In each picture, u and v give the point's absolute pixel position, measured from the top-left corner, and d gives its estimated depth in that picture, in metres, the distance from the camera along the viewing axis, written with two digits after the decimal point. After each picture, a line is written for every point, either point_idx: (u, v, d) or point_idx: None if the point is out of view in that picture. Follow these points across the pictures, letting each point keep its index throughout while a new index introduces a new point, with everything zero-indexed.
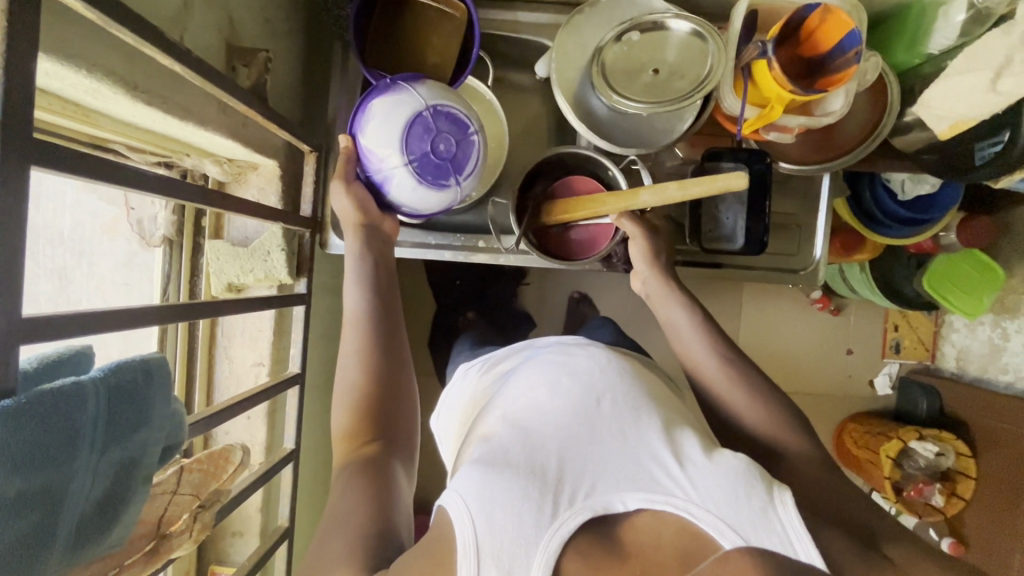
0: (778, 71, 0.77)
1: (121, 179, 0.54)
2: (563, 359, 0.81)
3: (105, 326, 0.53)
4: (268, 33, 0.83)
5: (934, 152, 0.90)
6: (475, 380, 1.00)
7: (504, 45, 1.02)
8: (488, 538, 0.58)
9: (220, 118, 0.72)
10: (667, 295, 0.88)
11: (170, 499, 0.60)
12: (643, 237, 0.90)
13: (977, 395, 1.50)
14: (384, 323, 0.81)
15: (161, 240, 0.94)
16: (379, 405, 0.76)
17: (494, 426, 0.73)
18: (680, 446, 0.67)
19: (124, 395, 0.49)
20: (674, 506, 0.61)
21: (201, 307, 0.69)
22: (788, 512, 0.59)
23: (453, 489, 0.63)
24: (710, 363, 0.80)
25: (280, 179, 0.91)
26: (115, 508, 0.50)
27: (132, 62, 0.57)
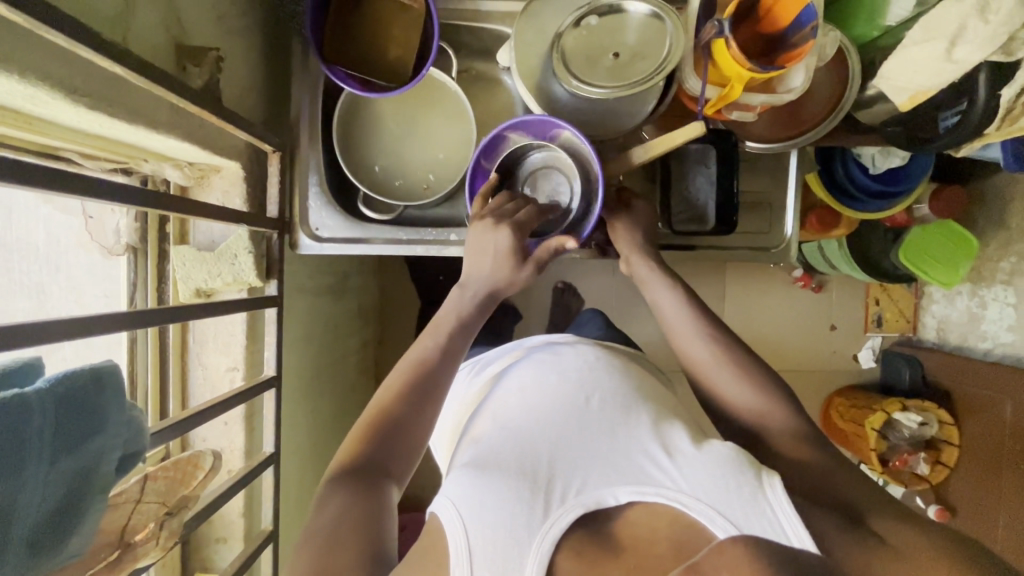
0: (737, 50, 0.77)
1: (64, 185, 0.52)
2: (553, 361, 0.83)
3: (56, 336, 0.52)
4: (221, 32, 0.81)
5: (899, 123, 0.92)
6: (465, 384, 1.00)
7: (466, 36, 1.01)
8: (481, 543, 0.59)
9: (173, 120, 0.70)
10: (652, 282, 0.87)
11: (133, 509, 0.60)
12: (621, 220, 0.91)
13: (956, 363, 1.52)
14: (446, 344, 0.80)
15: (124, 249, 0.89)
16: (418, 405, 0.75)
17: (483, 429, 0.75)
18: (668, 440, 0.68)
19: (72, 405, 0.48)
20: (666, 497, 0.61)
21: (163, 312, 0.68)
22: (777, 495, 0.59)
23: (443, 495, 0.65)
24: (695, 343, 0.80)
25: (244, 181, 0.90)
26: (74, 519, 0.49)
27: (70, 64, 0.55)
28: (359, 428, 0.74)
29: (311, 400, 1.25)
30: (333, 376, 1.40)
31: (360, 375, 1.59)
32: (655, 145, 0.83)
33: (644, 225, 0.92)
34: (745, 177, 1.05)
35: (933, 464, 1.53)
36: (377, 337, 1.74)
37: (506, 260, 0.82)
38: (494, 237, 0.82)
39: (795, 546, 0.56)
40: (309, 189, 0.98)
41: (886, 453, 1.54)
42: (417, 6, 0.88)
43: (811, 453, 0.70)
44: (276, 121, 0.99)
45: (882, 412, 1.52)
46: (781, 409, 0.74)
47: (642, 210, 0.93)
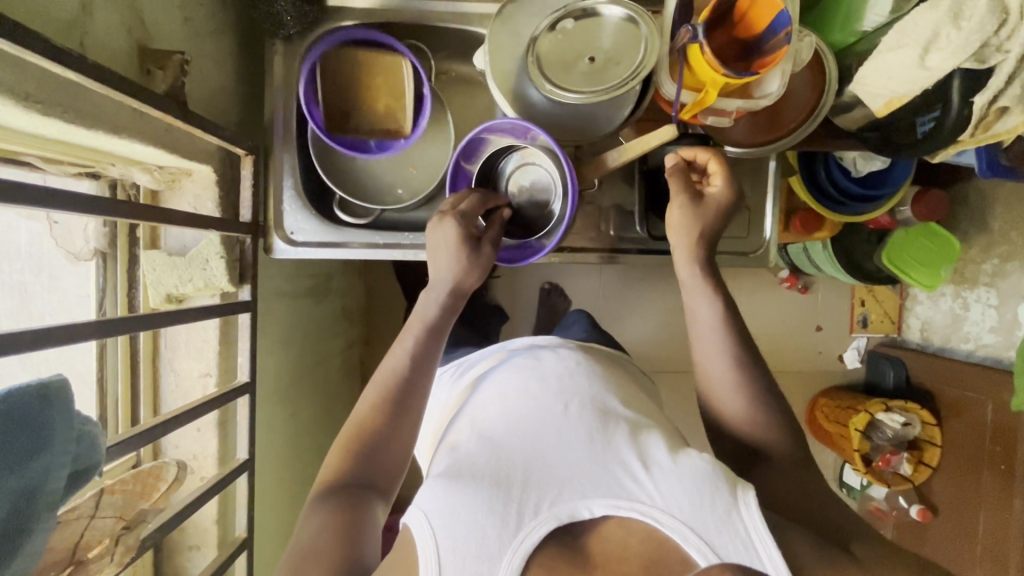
0: (710, 55, 0.76)
1: (15, 196, 0.51)
2: (533, 367, 0.82)
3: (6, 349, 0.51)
4: (190, 33, 0.79)
5: (877, 130, 0.92)
6: (449, 387, 0.99)
7: (444, 37, 1.00)
8: (451, 562, 0.58)
9: (137, 125, 0.69)
10: (703, 290, 0.78)
11: (86, 524, 0.58)
12: (683, 201, 0.79)
13: (939, 365, 1.53)
14: (418, 352, 0.80)
15: (92, 254, 0.87)
16: (391, 418, 0.75)
17: (462, 436, 0.74)
18: (645, 449, 0.67)
19: (16, 425, 0.47)
20: (640, 512, 0.61)
21: (128, 321, 0.66)
22: (751, 515, 0.59)
23: (417, 504, 0.64)
24: (718, 362, 0.75)
25: (216, 185, 0.88)
26: (17, 541, 0.48)
27: (23, 70, 0.53)
28: (338, 444, 0.75)
29: (290, 404, 1.24)
30: (315, 378, 1.39)
31: (343, 378, 1.57)
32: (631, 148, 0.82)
33: (708, 223, 0.79)
34: None
35: (916, 464, 1.54)
36: (361, 339, 1.72)
37: (454, 251, 0.80)
38: (441, 232, 0.81)
39: (765, 570, 0.57)
40: (285, 192, 0.97)
41: (869, 453, 1.55)
42: (405, 65, 0.89)
43: (792, 467, 0.70)
44: (251, 124, 0.98)
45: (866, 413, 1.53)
46: (762, 422, 0.72)
47: (716, 197, 0.80)
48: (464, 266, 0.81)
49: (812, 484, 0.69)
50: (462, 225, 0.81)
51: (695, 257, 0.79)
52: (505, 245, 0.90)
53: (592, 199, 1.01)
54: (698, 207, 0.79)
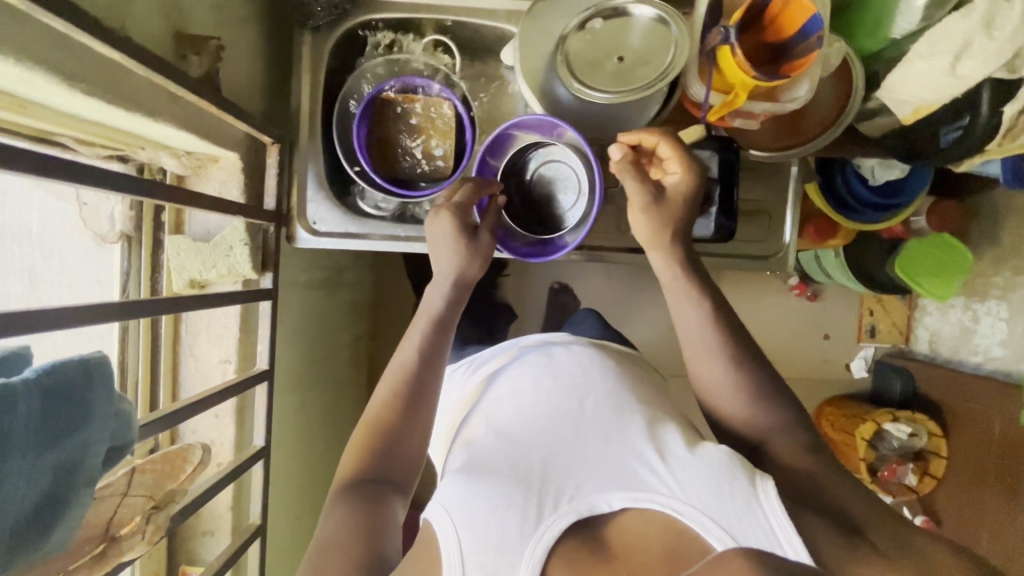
0: (741, 57, 0.76)
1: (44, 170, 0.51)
2: (546, 363, 0.82)
3: (41, 326, 0.52)
4: (222, 20, 0.80)
5: (899, 137, 0.92)
6: (461, 383, 0.99)
7: (470, 33, 1.00)
8: (474, 554, 0.59)
9: (170, 109, 0.69)
10: (687, 292, 0.78)
11: (119, 501, 0.58)
12: (646, 202, 0.78)
13: (947, 376, 1.53)
14: (425, 347, 0.79)
15: (118, 237, 0.88)
16: (404, 412, 0.76)
17: (476, 432, 0.75)
18: (662, 442, 0.67)
19: (57, 398, 0.47)
20: (659, 503, 0.61)
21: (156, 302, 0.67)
22: (770, 500, 0.59)
23: (436, 500, 0.64)
24: (716, 365, 0.75)
25: (242, 172, 0.89)
26: (57, 513, 0.48)
27: (68, 49, 0.54)
28: (354, 441, 0.75)
29: (301, 395, 1.24)
30: (326, 370, 1.39)
31: (352, 371, 1.58)
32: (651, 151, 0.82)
33: (675, 217, 0.78)
34: (746, 185, 1.05)
35: (921, 475, 1.54)
36: (371, 333, 1.72)
37: (452, 242, 0.81)
38: (438, 224, 0.81)
39: (788, 557, 0.56)
40: (308, 182, 0.97)
41: (875, 462, 1.55)
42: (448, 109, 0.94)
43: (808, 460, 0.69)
44: (276, 114, 0.98)
45: (872, 422, 1.53)
46: (770, 417, 0.72)
47: (678, 189, 0.78)
48: (461, 257, 0.81)
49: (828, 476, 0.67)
50: (460, 214, 0.81)
51: (673, 257, 0.79)
52: (525, 240, 0.90)
53: (612, 199, 1.01)
54: (662, 203, 0.78)
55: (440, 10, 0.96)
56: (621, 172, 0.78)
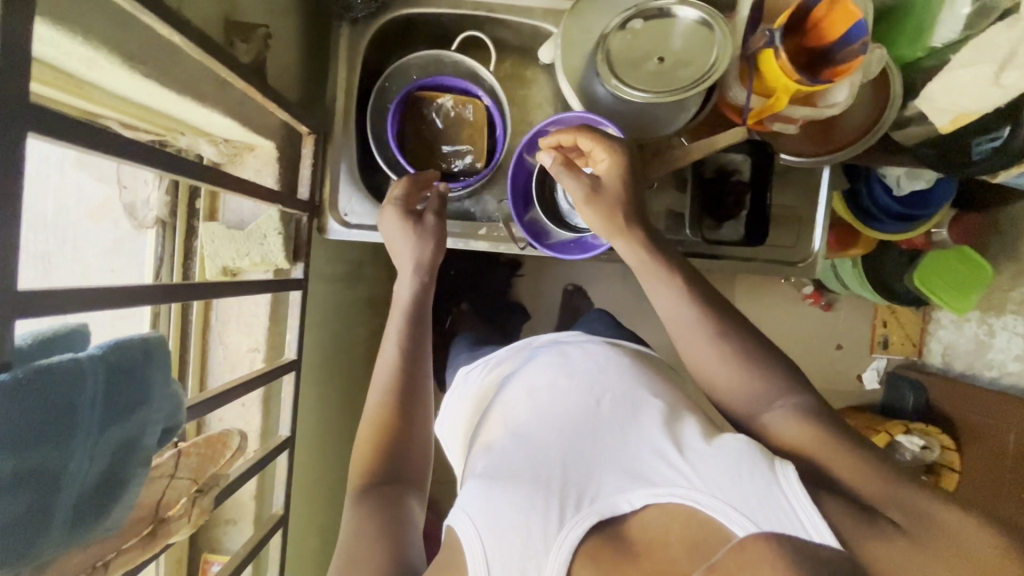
0: (785, 61, 0.77)
1: (151, 156, 0.51)
2: (561, 359, 0.77)
3: (105, 301, 0.46)
4: (268, 9, 0.80)
5: (933, 146, 0.92)
6: (480, 381, 0.94)
7: (504, 31, 1.01)
8: (498, 556, 0.56)
9: (217, 94, 0.70)
10: (657, 273, 0.69)
11: (167, 483, 0.54)
12: (585, 196, 0.72)
13: (964, 390, 1.49)
14: (405, 342, 0.80)
15: (154, 222, 0.88)
16: (401, 412, 0.75)
17: (495, 434, 0.71)
18: (678, 435, 0.63)
19: (125, 374, 0.42)
20: (681, 497, 0.56)
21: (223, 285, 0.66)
22: (792, 486, 0.52)
23: (459, 507, 0.62)
24: (710, 348, 0.65)
25: (277, 161, 0.89)
26: (116, 494, 0.43)
27: (132, 31, 0.54)
28: (361, 450, 0.73)
29: (322, 388, 1.24)
30: (345, 364, 1.38)
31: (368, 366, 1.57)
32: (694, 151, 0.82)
33: (620, 200, 0.71)
34: (776, 191, 1.04)
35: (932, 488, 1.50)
36: None
37: (402, 232, 0.84)
38: (386, 221, 0.86)
39: (814, 541, 0.49)
40: (340, 175, 0.97)
41: None
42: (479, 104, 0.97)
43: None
44: (311, 105, 0.99)
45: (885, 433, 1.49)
46: (771, 402, 0.63)
47: (613, 176, 0.72)
48: (415, 242, 0.84)
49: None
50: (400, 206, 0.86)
51: (636, 240, 0.71)
52: (559, 238, 0.90)
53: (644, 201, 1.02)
54: (599, 193, 0.72)
55: (479, 5, 0.96)
56: (556, 176, 0.74)
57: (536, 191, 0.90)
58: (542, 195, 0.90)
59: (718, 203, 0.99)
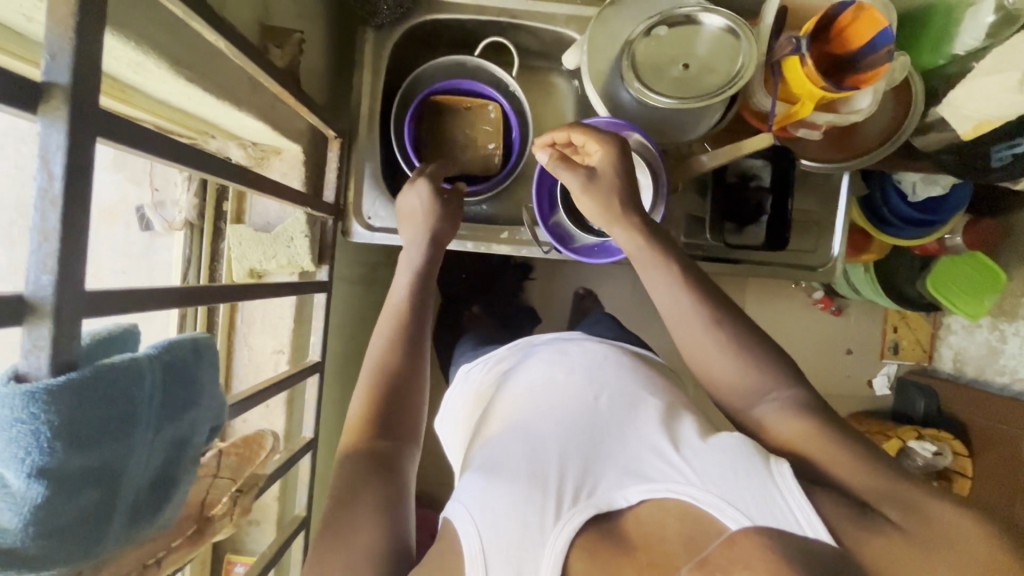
0: (812, 68, 0.78)
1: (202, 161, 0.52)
2: (558, 356, 0.74)
3: (153, 302, 0.46)
4: (298, 14, 0.81)
5: (954, 152, 0.92)
6: (477, 375, 0.89)
7: (526, 36, 1.02)
8: (495, 546, 0.52)
9: (252, 98, 0.70)
10: (654, 263, 0.67)
11: (210, 483, 0.55)
12: (583, 189, 0.71)
13: (974, 395, 1.44)
14: (415, 293, 0.75)
15: (182, 225, 0.89)
16: (410, 353, 0.70)
17: (493, 428, 0.67)
18: (675, 434, 0.60)
19: (178, 375, 0.43)
20: (676, 492, 0.53)
21: (259, 288, 0.66)
22: (788, 484, 0.51)
23: (455, 499, 0.58)
24: (712, 345, 0.62)
25: (304, 165, 0.89)
26: (169, 491, 0.43)
27: (179, 36, 0.54)
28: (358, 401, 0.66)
29: (340, 389, 1.24)
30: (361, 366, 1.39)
31: None
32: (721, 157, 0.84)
33: (618, 190, 0.70)
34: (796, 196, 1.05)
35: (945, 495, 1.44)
36: None
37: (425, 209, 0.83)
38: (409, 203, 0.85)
39: (807, 537, 0.48)
40: (364, 179, 0.98)
41: None
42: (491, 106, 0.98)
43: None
44: (336, 109, 1.00)
45: (895, 438, 1.43)
46: (762, 394, 0.60)
47: (608, 166, 0.71)
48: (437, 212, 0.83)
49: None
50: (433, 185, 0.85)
51: (634, 226, 0.69)
52: (584, 242, 0.90)
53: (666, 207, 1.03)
54: (595, 182, 0.70)
55: (504, 10, 0.97)
56: (553, 172, 0.72)
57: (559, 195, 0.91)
58: (566, 198, 0.91)
59: (739, 208, 1.01)
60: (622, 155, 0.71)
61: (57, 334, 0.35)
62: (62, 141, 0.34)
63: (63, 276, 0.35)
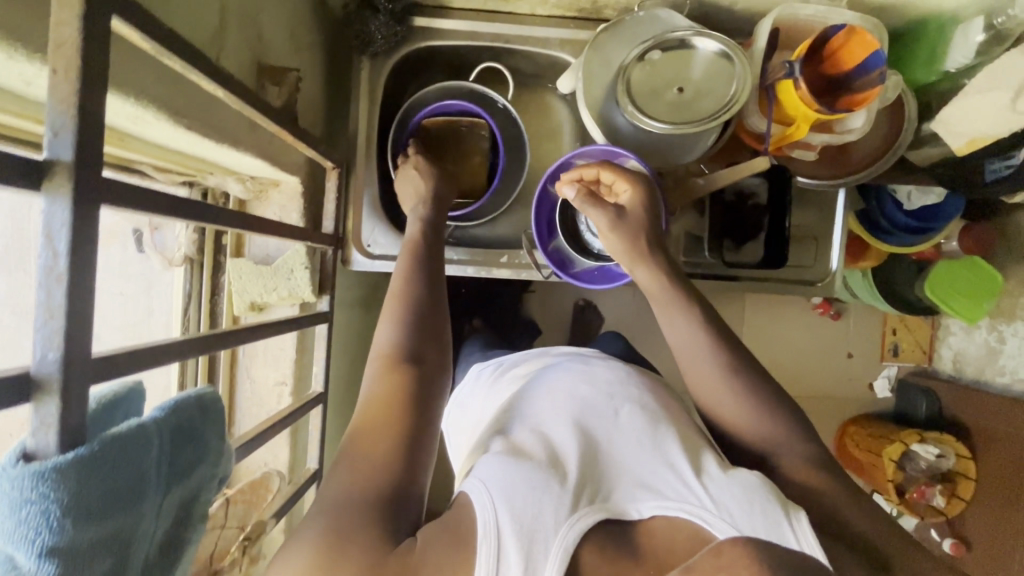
0: (805, 91, 0.78)
1: (203, 212, 0.52)
2: (583, 362, 0.75)
3: (155, 360, 0.46)
4: (292, 49, 0.81)
5: (947, 166, 0.94)
6: (487, 387, 0.88)
7: (521, 60, 1.02)
8: (513, 523, 0.51)
9: (249, 137, 0.70)
10: (676, 304, 0.70)
11: (219, 534, 0.67)
12: (612, 225, 0.74)
13: (977, 398, 1.39)
14: (427, 237, 0.77)
15: (182, 260, 0.89)
16: (432, 288, 0.70)
17: (512, 420, 0.66)
18: (697, 452, 0.61)
19: (185, 436, 0.43)
20: (688, 512, 0.55)
21: (262, 328, 0.66)
22: (802, 529, 0.52)
23: (473, 476, 0.57)
24: (732, 384, 0.66)
25: (302, 196, 0.89)
26: (177, 550, 0.44)
27: (176, 87, 0.55)
28: (377, 356, 0.64)
29: (344, 413, 1.24)
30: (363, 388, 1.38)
31: None
32: (716, 181, 0.85)
33: (645, 230, 0.74)
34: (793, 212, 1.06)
35: (950, 498, 1.40)
36: None
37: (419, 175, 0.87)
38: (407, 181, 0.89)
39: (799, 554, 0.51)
40: (363, 207, 0.98)
41: (902, 483, 1.41)
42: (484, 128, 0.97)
43: (826, 481, 0.62)
44: (333, 138, 1.00)
45: (899, 441, 1.38)
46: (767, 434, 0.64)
47: (635, 207, 0.75)
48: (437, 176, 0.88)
49: (850, 500, 0.60)
50: (425, 158, 0.90)
51: (656, 267, 0.72)
52: (583, 266, 0.92)
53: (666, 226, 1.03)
54: (623, 221, 0.74)
55: (497, 36, 0.97)
56: (581, 210, 0.76)
57: (559, 220, 0.92)
58: (565, 222, 0.92)
59: (738, 226, 1.01)
60: (647, 199, 0.76)
61: (65, 410, 0.35)
62: (67, 217, 0.34)
63: (68, 351, 0.35)
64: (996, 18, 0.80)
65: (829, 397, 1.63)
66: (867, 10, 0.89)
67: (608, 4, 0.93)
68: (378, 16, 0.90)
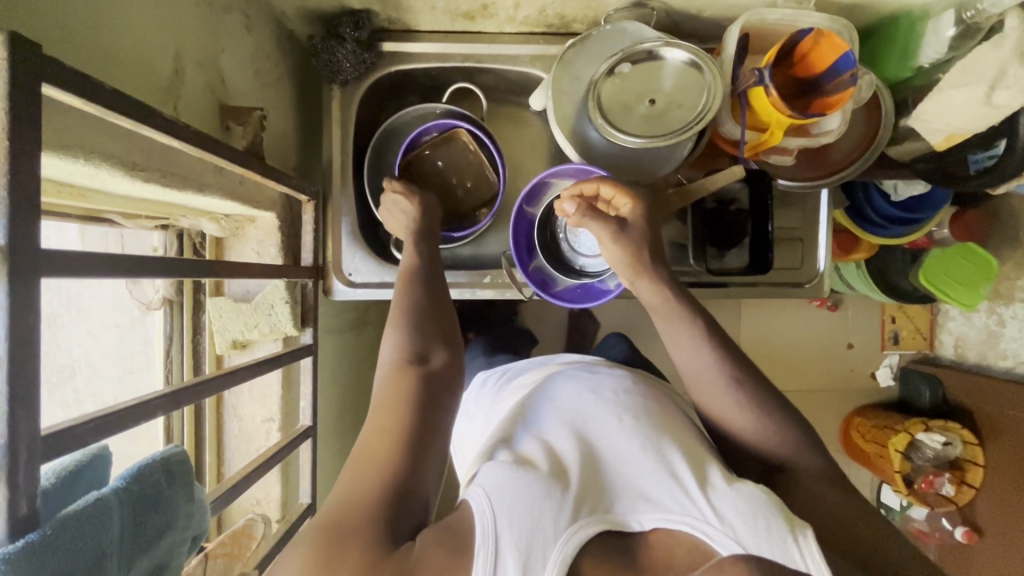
0: (777, 97, 0.77)
1: (163, 266, 0.51)
2: (590, 372, 0.74)
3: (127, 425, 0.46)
4: (256, 85, 0.81)
5: (929, 161, 0.92)
6: (490, 399, 0.86)
7: (493, 78, 1.01)
8: (512, 531, 0.49)
9: (216, 179, 0.70)
10: (676, 317, 0.69)
11: None
12: (615, 237, 0.71)
13: (979, 384, 1.35)
14: (418, 244, 0.79)
15: (161, 302, 0.90)
16: (431, 293, 0.72)
17: (515, 433, 0.65)
18: (702, 461, 0.59)
19: (149, 504, 0.45)
20: (691, 525, 0.53)
21: (240, 373, 0.65)
22: (810, 546, 0.50)
23: (474, 484, 0.55)
24: (723, 400, 0.65)
25: (279, 231, 0.89)
26: None
27: (130, 142, 0.54)
28: (384, 366, 0.64)
29: (340, 442, 1.23)
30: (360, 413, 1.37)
31: None
32: (691, 193, 0.81)
33: (644, 241, 0.71)
34: (779, 214, 1.05)
35: (959, 486, 1.36)
36: None
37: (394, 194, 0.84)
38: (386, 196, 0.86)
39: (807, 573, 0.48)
40: (342, 236, 0.98)
41: (909, 474, 1.37)
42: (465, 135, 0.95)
43: (819, 492, 0.61)
44: (308, 169, 0.99)
45: (904, 432, 1.35)
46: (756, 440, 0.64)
47: (636, 218, 0.72)
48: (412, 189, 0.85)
49: (846, 510, 0.59)
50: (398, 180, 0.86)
51: (659, 279, 0.70)
52: (565, 284, 0.92)
53: None
54: (624, 232, 0.71)
55: (466, 57, 0.96)
56: (580, 223, 0.72)
57: (539, 239, 0.92)
58: (544, 240, 0.93)
59: (725, 232, 0.99)
60: (644, 209, 0.73)
61: (13, 493, 0.36)
62: (4, 300, 0.35)
63: (15, 435, 0.35)
64: (965, 13, 0.78)
65: (831, 390, 1.58)
66: (836, 10, 0.88)
67: (576, 18, 0.92)
68: (343, 44, 0.89)
